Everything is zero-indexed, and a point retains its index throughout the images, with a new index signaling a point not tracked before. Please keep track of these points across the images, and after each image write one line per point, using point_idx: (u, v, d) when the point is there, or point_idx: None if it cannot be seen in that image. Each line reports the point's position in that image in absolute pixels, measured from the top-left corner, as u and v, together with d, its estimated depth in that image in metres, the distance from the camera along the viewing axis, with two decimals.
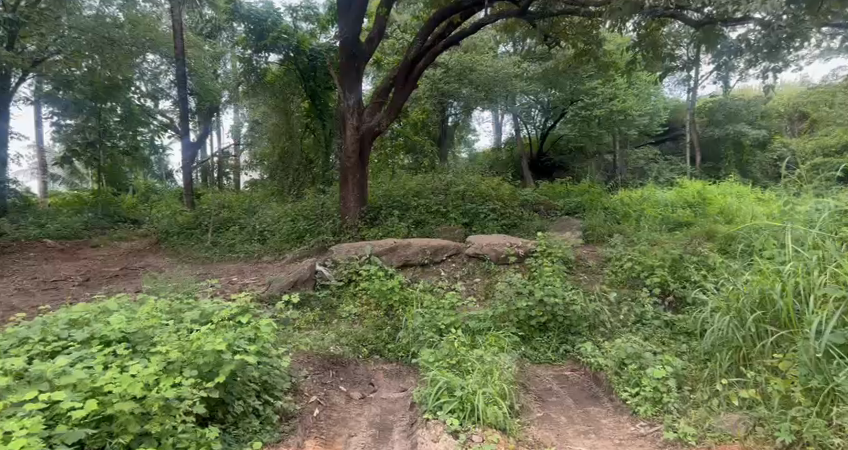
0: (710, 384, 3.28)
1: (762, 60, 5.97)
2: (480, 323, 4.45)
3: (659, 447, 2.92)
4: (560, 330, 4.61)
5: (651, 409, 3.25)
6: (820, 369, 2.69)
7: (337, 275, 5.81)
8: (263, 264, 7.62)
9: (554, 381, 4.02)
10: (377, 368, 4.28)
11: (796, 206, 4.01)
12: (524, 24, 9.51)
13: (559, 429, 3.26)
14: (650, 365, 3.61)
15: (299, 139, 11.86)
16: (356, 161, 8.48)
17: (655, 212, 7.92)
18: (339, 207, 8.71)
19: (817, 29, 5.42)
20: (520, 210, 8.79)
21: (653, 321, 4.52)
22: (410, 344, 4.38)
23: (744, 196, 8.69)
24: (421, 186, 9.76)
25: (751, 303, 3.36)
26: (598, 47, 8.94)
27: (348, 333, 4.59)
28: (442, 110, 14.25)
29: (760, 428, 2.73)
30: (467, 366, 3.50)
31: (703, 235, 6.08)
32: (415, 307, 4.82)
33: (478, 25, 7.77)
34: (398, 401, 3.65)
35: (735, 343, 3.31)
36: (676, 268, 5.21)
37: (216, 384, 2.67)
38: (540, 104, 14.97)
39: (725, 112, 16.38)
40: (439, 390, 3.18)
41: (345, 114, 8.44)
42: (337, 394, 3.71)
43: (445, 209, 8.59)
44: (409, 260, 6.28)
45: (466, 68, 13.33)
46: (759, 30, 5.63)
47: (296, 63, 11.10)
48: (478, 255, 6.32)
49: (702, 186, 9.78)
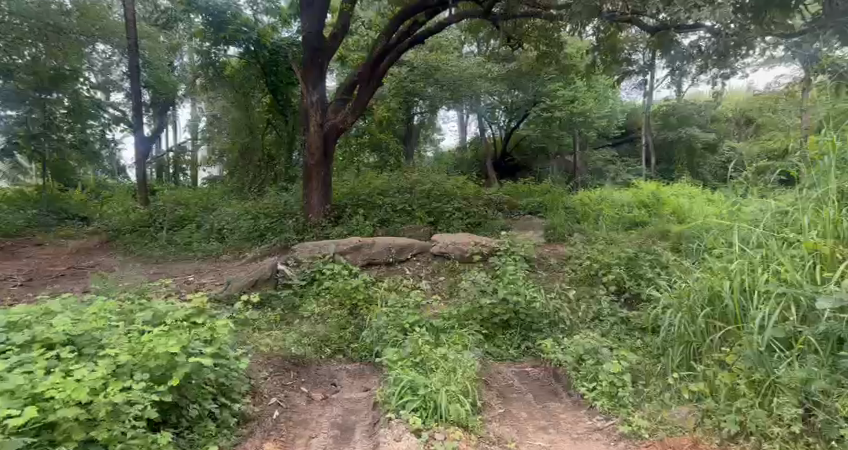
0: (662, 379, 3.42)
1: (712, 67, 6.18)
2: (444, 322, 4.46)
3: (614, 441, 3.02)
4: (522, 328, 4.71)
5: (608, 403, 3.35)
6: (764, 362, 2.83)
7: (299, 275, 5.72)
8: (222, 263, 7.37)
9: (515, 378, 4.09)
10: (340, 367, 4.22)
11: (742, 207, 4.17)
12: (487, 25, 9.59)
13: (520, 425, 3.33)
14: (606, 360, 3.75)
15: (260, 134, 11.66)
16: (319, 159, 8.39)
17: (612, 212, 8.12)
18: (302, 205, 8.61)
19: (761, 39, 5.63)
20: (484, 209, 8.90)
21: (610, 317, 4.63)
22: (374, 343, 4.34)
23: (696, 197, 9.00)
24: (385, 184, 9.71)
25: (701, 300, 3.52)
26: (559, 50, 9.12)
27: (310, 333, 4.52)
28: (408, 108, 14.27)
29: (708, 420, 2.86)
30: (431, 364, 3.52)
31: (658, 235, 6.30)
32: (379, 306, 4.83)
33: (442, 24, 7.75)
34: (361, 401, 3.64)
35: (687, 338, 3.47)
36: (632, 266, 5.38)
37: (170, 388, 2.59)
38: (504, 104, 14.77)
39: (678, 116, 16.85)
40: (402, 389, 3.18)
41: (308, 111, 8.31)
42: (298, 395, 3.66)
43: (411, 208, 8.56)
44: (373, 259, 6.27)
45: (430, 68, 13.40)
46: (709, 38, 5.92)
47: (257, 58, 10.81)
48: (444, 254, 6.38)
49: (656, 188, 10.08)
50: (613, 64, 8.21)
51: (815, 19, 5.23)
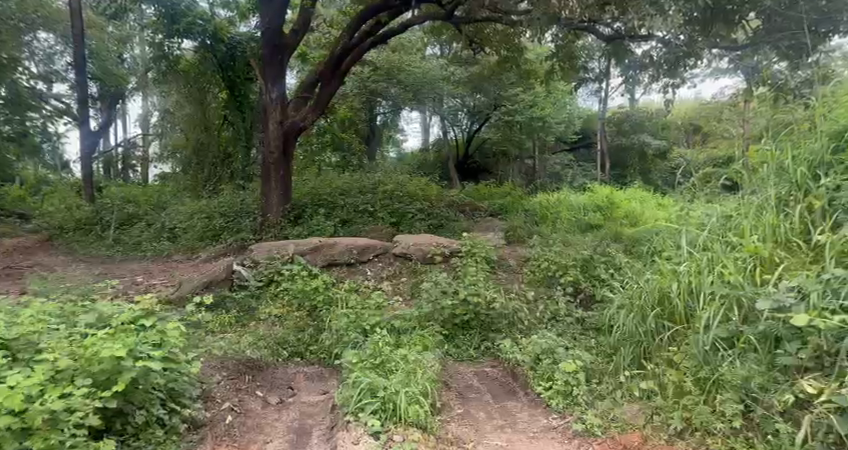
0: (614, 377, 3.55)
1: (663, 77, 6.35)
2: (405, 323, 4.46)
3: (568, 439, 3.12)
4: (482, 328, 4.74)
5: (563, 401, 3.44)
6: (709, 360, 2.97)
7: (257, 276, 5.56)
8: (173, 264, 7.12)
9: (475, 378, 4.12)
10: (297, 370, 4.14)
11: (691, 211, 4.34)
12: (450, 28, 9.67)
13: (478, 425, 3.38)
14: (562, 359, 3.84)
15: (216, 131, 11.32)
16: (279, 157, 8.24)
17: (569, 215, 8.32)
18: (261, 204, 8.42)
19: (710, 50, 5.78)
20: (445, 210, 8.98)
21: (567, 317, 4.74)
22: (334, 345, 4.27)
23: (648, 202, 9.36)
24: (347, 185, 9.64)
25: (651, 301, 3.67)
26: (519, 55, 9.28)
27: (267, 335, 4.42)
28: (371, 108, 14.31)
29: (656, 417, 2.99)
30: (391, 366, 3.50)
31: (612, 238, 6.54)
32: (339, 308, 4.76)
33: (404, 25, 7.78)
34: (319, 404, 3.59)
35: (638, 337, 3.62)
36: (587, 267, 5.54)
37: (115, 394, 2.46)
38: (466, 107, 14.90)
39: (631, 123, 17.48)
40: (360, 392, 3.16)
41: (268, 108, 8.14)
42: (253, 399, 3.57)
43: (372, 209, 8.53)
44: (335, 259, 6.18)
45: (393, 68, 13.34)
46: (660, 47, 6.07)
47: (214, 53, 10.50)
48: (406, 255, 6.37)
49: (611, 192, 10.42)
50: (571, 71, 8.44)
51: (755, 33, 5.53)
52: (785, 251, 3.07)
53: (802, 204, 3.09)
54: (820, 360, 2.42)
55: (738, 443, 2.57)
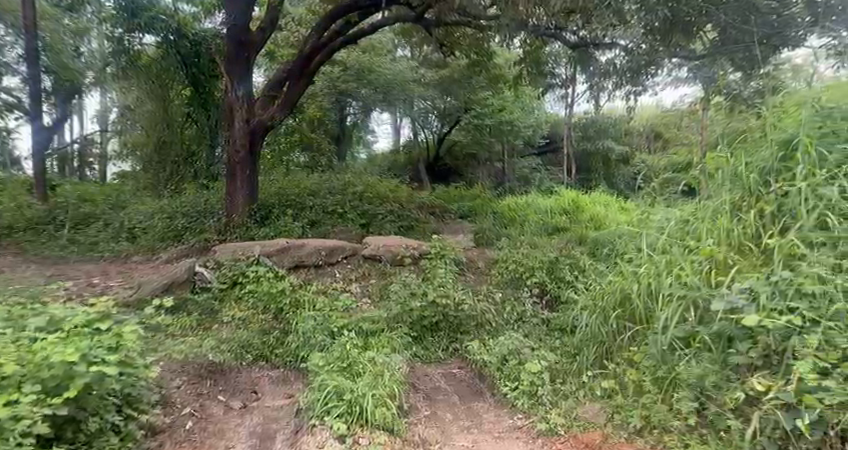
0: (577, 376, 3.63)
1: (625, 84, 6.56)
2: (374, 325, 4.44)
3: (532, 438, 3.17)
4: (450, 330, 4.71)
5: (528, 402, 3.50)
6: (666, 360, 3.08)
7: (220, 277, 5.43)
8: (131, 265, 6.88)
9: (442, 379, 4.13)
10: (262, 374, 4.07)
11: (650, 215, 4.47)
12: (420, 30, 9.71)
13: (444, 426, 3.40)
14: (528, 360, 3.89)
15: (178, 129, 10.98)
16: (245, 156, 8.08)
17: (537, 218, 8.46)
18: (226, 204, 8.22)
19: (668, 60, 5.91)
20: (416, 212, 8.98)
21: (532, 319, 4.82)
22: (299, 348, 4.21)
23: (611, 206, 9.60)
24: (316, 185, 9.55)
25: (613, 302, 3.76)
26: (488, 60, 9.41)
27: (230, 339, 4.31)
28: (340, 108, 14.26)
29: (616, 416, 3.07)
30: (358, 368, 3.49)
31: (576, 240, 6.71)
32: (305, 310, 4.67)
33: (374, 27, 7.75)
34: (283, 408, 3.53)
35: (600, 337, 3.70)
36: (553, 269, 5.65)
37: (66, 400, 2.35)
38: (437, 110, 14.94)
39: (596, 128, 18.04)
40: (327, 395, 3.15)
41: (233, 106, 7.95)
42: (215, 404, 3.50)
43: (341, 210, 8.45)
44: (302, 261, 6.09)
45: (363, 68, 13.31)
46: (624, 56, 6.27)
47: (176, 49, 10.23)
48: (375, 257, 6.32)
49: (576, 196, 10.65)
50: (538, 76, 8.59)
51: (710, 45, 5.69)
52: (738, 254, 3.20)
53: (754, 209, 3.22)
54: (769, 358, 2.52)
55: (693, 440, 2.67)
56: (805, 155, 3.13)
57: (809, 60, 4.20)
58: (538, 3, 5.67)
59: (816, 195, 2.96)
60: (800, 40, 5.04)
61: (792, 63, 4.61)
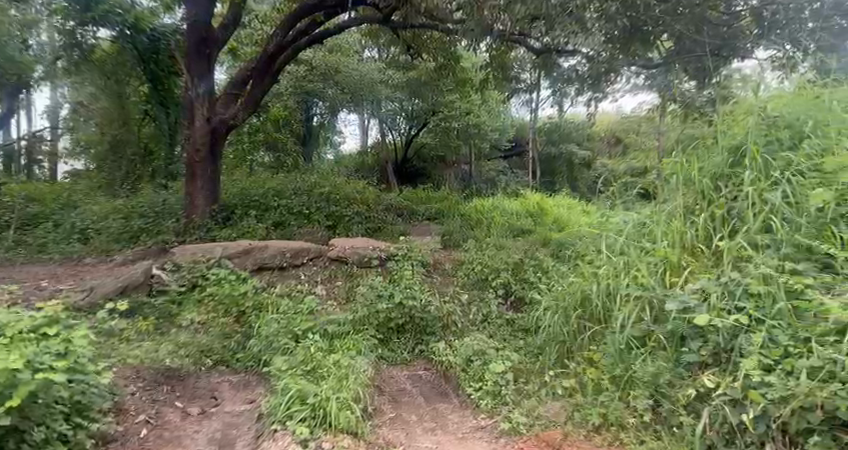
0: (539, 376, 3.68)
1: (587, 90, 6.72)
2: (340, 327, 4.40)
3: (494, 438, 3.21)
4: (417, 331, 4.69)
5: (492, 402, 3.54)
6: (624, 358, 3.18)
7: (178, 280, 5.28)
8: (83, 267, 6.63)
9: (407, 381, 4.14)
10: (222, 379, 3.98)
11: (610, 218, 4.60)
12: (387, 32, 9.75)
13: (409, 428, 3.41)
14: (492, 360, 3.94)
15: (135, 127, 11.21)
16: (206, 155, 7.89)
17: (503, 221, 8.58)
18: (185, 205, 8.00)
19: (627, 67, 5.79)
20: (384, 214, 8.96)
21: (497, 319, 4.88)
22: (262, 351, 4.14)
23: (574, 208, 9.84)
24: (281, 185, 9.44)
25: (574, 302, 3.84)
26: (455, 63, 9.49)
27: (189, 343, 4.19)
28: (306, 108, 14.28)
29: (577, 414, 3.13)
30: (322, 371, 3.46)
31: (540, 242, 6.84)
32: (268, 313, 4.58)
33: (341, 27, 7.71)
34: (244, 414, 3.46)
35: (562, 337, 3.78)
36: (518, 271, 5.73)
37: (8, 410, 2.22)
38: (405, 112, 14.96)
39: (559, 133, 18.48)
40: (289, 400, 3.11)
41: (194, 104, 7.75)
42: (171, 411, 3.40)
43: (308, 211, 8.35)
44: (265, 263, 6.00)
45: (330, 69, 13.08)
46: (585, 63, 6.32)
47: (133, 44, 9.51)
48: (340, 258, 6.27)
49: (540, 198, 10.86)
50: (504, 81, 8.70)
51: (668, 54, 5.71)
52: (691, 256, 3.33)
53: (706, 213, 3.37)
54: (718, 356, 2.64)
55: (648, 435, 2.77)
56: (752, 161, 3.32)
57: (757, 71, 4.40)
58: (502, 9, 5.67)
59: (761, 200, 3.12)
60: (748, 51, 5.42)
61: (742, 73, 4.85)
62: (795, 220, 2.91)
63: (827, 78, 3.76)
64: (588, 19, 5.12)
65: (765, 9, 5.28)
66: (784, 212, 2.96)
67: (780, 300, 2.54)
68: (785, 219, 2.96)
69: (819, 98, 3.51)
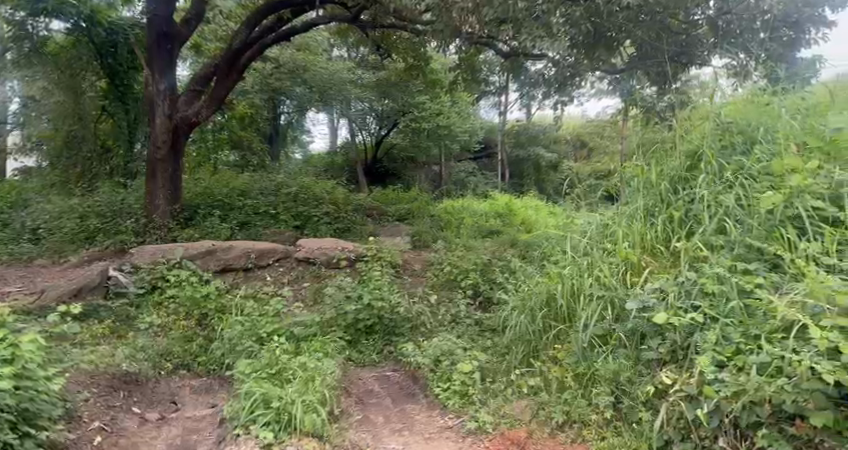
0: (505, 375, 3.70)
1: (554, 94, 6.81)
2: (306, 329, 4.31)
3: (461, 438, 3.23)
4: (385, 333, 4.68)
5: (459, 401, 3.55)
6: (586, 357, 3.26)
7: (137, 282, 5.11)
8: (35, 268, 6.37)
9: (375, 382, 4.13)
10: (183, 384, 3.88)
11: (575, 220, 4.68)
12: (356, 31, 9.68)
13: (375, 430, 3.40)
14: (459, 360, 3.95)
15: (91, 122, 10.32)
16: (167, 153, 7.68)
17: (472, 222, 8.62)
18: (144, 204, 7.76)
19: (592, 72, 6.04)
20: (353, 214, 8.88)
21: (466, 319, 4.88)
22: (225, 355, 4.05)
23: (542, 210, 9.99)
24: (247, 185, 9.24)
25: (540, 302, 3.88)
26: (424, 64, 9.50)
27: (147, 347, 4.05)
28: (273, 107, 14.10)
29: (541, 411, 3.18)
30: (288, 374, 3.41)
31: (509, 243, 6.91)
32: (232, 315, 4.47)
33: (309, 25, 7.59)
34: (205, 419, 3.39)
35: (528, 336, 3.83)
36: (486, 272, 5.77)
37: None
38: (374, 111, 14.51)
39: (528, 135, 18.73)
40: (254, 403, 3.05)
41: (155, 100, 7.51)
42: (128, 417, 3.30)
43: (274, 211, 8.22)
44: (229, 264, 5.86)
45: (298, 67, 13.15)
46: (551, 67, 6.36)
47: (90, 36, 9.59)
48: (308, 259, 6.17)
49: (509, 200, 10.99)
50: (473, 83, 8.75)
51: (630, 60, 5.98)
52: (650, 256, 3.42)
53: (665, 215, 3.49)
54: (675, 353, 2.72)
55: (609, 432, 2.84)
56: (709, 165, 3.47)
57: (714, 79, 4.57)
58: (471, 12, 5.66)
59: (716, 203, 3.25)
60: (704, 59, 5.66)
61: (699, 81, 5.02)
62: (747, 221, 3.04)
63: (778, 86, 3.93)
64: (554, 24, 5.11)
65: (721, 19, 5.44)
66: (737, 214, 3.10)
67: (733, 299, 2.63)
68: (738, 221, 3.09)
69: (770, 106, 3.67)
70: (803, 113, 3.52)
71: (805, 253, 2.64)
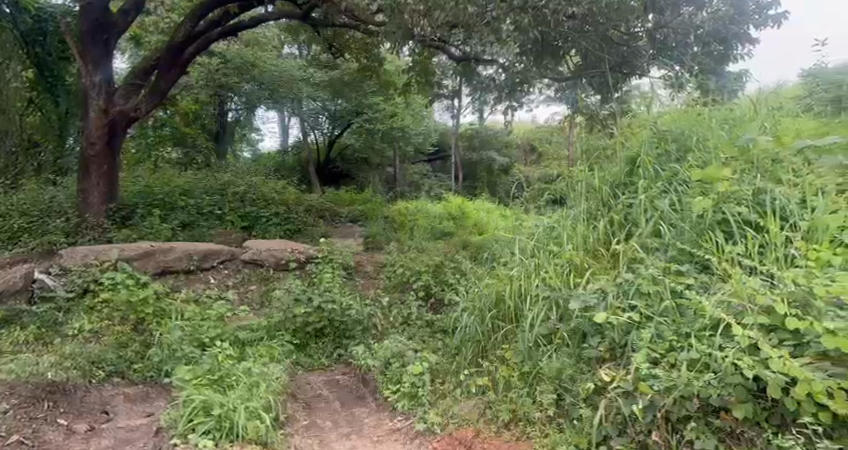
0: (455, 375, 3.72)
1: (505, 99, 7.08)
2: (252, 334, 4.29)
3: (410, 440, 3.23)
4: (335, 335, 4.63)
5: (408, 403, 3.53)
6: (531, 356, 3.33)
7: (67, 285, 4.82)
8: None
9: (324, 387, 4.07)
10: (115, 392, 3.63)
11: (524, 222, 4.78)
12: (308, 29, 9.53)
13: (323, 434, 3.35)
14: (410, 362, 3.85)
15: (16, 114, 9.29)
16: (103, 149, 7.30)
17: (425, 224, 8.63)
18: (77, 202, 7.36)
19: (541, 79, 6.40)
20: (305, 215, 8.74)
21: (417, 321, 4.77)
22: (163, 361, 3.86)
23: (493, 212, 10.18)
24: (191, 184, 8.91)
25: (489, 303, 3.92)
26: (378, 65, 9.47)
27: (76, 354, 3.80)
28: (220, 103, 13.55)
29: (489, 411, 3.22)
30: (231, 380, 3.29)
31: (460, 245, 6.99)
32: (172, 320, 4.28)
33: (258, 21, 7.42)
34: (141, 428, 3.21)
35: (478, 337, 3.85)
36: (438, 273, 5.76)
37: None
38: (328, 111, 14.39)
39: (481, 139, 19.04)
40: (193, 411, 2.95)
41: (88, 92, 7.08)
42: (52, 429, 3.11)
43: (220, 212, 7.95)
44: (170, 266, 5.60)
45: (246, 63, 12.75)
46: (502, 72, 6.58)
47: (15, 24, 8.96)
48: (256, 261, 6.04)
49: (462, 202, 11.12)
50: (426, 85, 8.81)
51: (576, 68, 6.19)
52: (593, 258, 3.54)
53: (606, 219, 3.63)
54: (614, 351, 2.83)
55: (552, 428, 2.91)
56: (645, 171, 3.67)
57: (653, 89, 4.81)
58: (423, 14, 5.65)
59: (652, 207, 3.41)
60: (644, 70, 5.94)
61: (637, 91, 5.27)
62: (680, 225, 3.20)
63: (708, 98, 4.17)
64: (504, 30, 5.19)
65: (658, 32, 5.66)
66: (670, 219, 3.26)
67: (666, 299, 2.77)
68: (672, 225, 3.25)
69: (701, 117, 3.90)
70: (731, 124, 3.75)
71: (730, 255, 2.81)
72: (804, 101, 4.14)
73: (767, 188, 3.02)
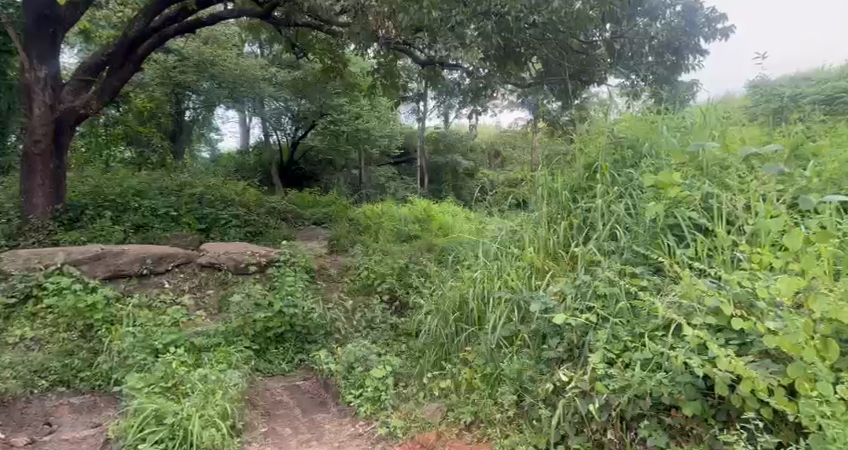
0: (419, 378, 3.72)
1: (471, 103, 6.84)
2: (208, 340, 4.09)
3: (371, 444, 3.22)
4: (297, 340, 4.57)
5: (370, 408, 3.52)
6: (494, 358, 3.35)
7: (5, 291, 4.46)
8: None
9: (284, 392, 3.98)
10: (59, 403, 3.51)
11: (488, 226, 4.82)
12: (270, 28, 9.37)
13: (283, 442, 3.29)
14: (373, 365, 3.86)
15: None
16: (47, 147, 6.88)
17: (390, 226, 8.60)
18: (19, 203, 6.90)
19: (503, 84, 6.33)
20: (266, 217, 8.56)
21: (382, 325, 4.65)
22: (113, 369, 3.71)
23: (459, 215, 10.23)
24: (145, 184, 8.53)
25: (453, 306, 3.91)
26: (342, 66, 9.38)
27: (17, 362, 3.63)
28: (177, 101, 13.14)
29: (451, 413, 3.24)
30: (185, 388, 3.19)
31: (425, 248, 6.98)
32: (123, 326, 4.06)
33: (216, 18, 7.23)
34: (86, 440, 3.07)
35: (442, 339, 3.84)
36: (403, 277, 5.69)
37: None
38: (291, 112, 14.20)
39: (447, 142, 19.13)
40: (143, 420, 2.84)
41: (31, 86, 6.66)
42: None
43: (176, 213, 7.66)
44: (120, 270, 5.34)
45: (205, 61, 12.49)
46: (466, 77, 6.66)
47: None
48: (214, 265, 5.83)
49: (428, 205, 11.13)
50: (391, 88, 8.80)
51: (538, 75, 6.33)
52: (552, 261, 3.61)
53: (566, 222, 3.70)
54: (572, 352, 2.88)
55: (512, 429, 2.94)
56: (602, 177, 3.79)
57: (611, 96, 4.97)
58: (388, 16, 5.64)
59: (609, 211, 3.51)
60: (601, 78, 6.18)
61: (597, 99, 5.39)
62: (634, 229, 3.31)
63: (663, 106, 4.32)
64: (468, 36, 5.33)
65: (615, 42, 5.95)
66: (626, 222, 3.36)
67: (622, 300, 2.84)
68: (627, 229, 3.35)
69: (655, 125, 4.04)
70: (682, 133, 3.89)
71: (680, 258, 2.92)
72: (750, 111, 4.35)
73: (715, 192, 3.15)
